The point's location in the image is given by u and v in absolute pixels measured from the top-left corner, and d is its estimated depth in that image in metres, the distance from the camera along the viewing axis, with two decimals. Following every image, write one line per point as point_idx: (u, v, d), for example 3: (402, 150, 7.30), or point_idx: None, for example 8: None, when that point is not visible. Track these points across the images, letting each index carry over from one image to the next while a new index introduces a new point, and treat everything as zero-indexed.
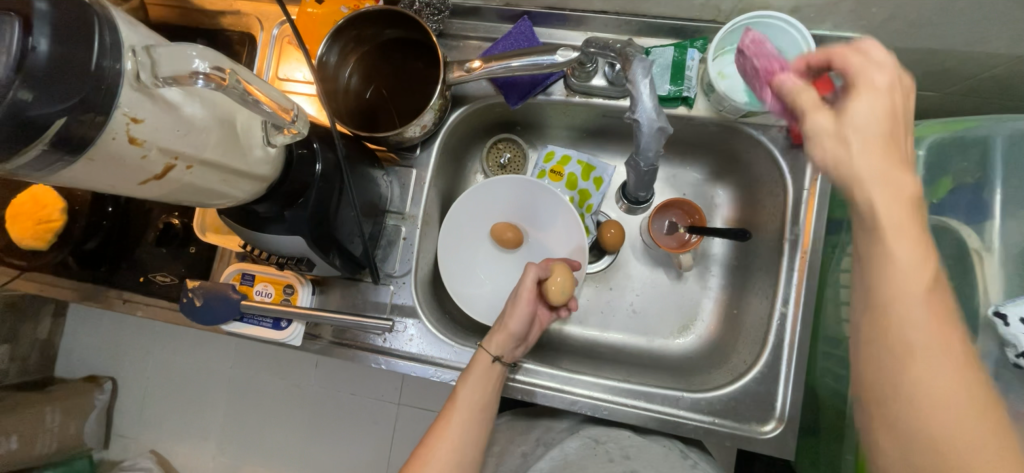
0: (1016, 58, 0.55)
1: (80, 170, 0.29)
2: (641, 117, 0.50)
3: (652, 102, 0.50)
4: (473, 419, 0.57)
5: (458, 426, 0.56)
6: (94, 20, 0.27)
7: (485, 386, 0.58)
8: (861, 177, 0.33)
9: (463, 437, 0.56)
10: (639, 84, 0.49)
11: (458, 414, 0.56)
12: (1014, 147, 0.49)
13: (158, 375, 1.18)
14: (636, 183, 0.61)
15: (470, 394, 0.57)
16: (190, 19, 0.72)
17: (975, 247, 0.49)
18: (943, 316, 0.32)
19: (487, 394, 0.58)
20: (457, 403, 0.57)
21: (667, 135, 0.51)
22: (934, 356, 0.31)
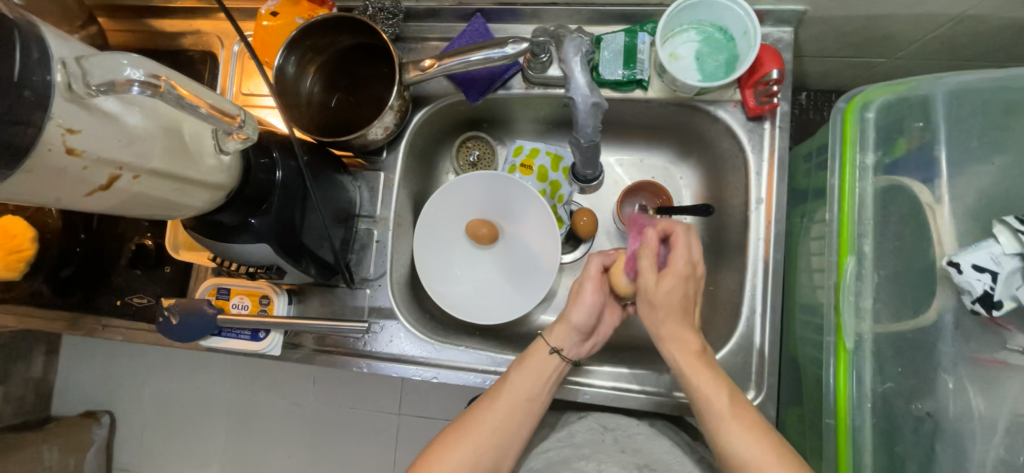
0: (955, 16, 0.56)
1: (20, 182, 0.30)
2: (575, 94, 0.56)
3: (584, 80, 0.56)
4: (520, 413, 0.54)
5: (502, 414, 0.54)
6: (18, 36, 0.28)
7: (541, 379, 0.56)
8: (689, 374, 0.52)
9: (505, 428, 0.54)
10: (571, 61, 0.56)
11: (504, 402, 0.54)
12: (954, 102, 0.51)
13: (154, 405, 1.17)
14: (582, 163, 0.65)
15: (525, 382, 0.55)
16: (152, 42, 0.73)
17: (928, 202, 0.51)
18: (702, 361, 0.52)
19: (541, 389, 0.56)
20: (507, 391, 0.55)
21: (602, 110, 0.57)
22: (713, 384, 0.51)
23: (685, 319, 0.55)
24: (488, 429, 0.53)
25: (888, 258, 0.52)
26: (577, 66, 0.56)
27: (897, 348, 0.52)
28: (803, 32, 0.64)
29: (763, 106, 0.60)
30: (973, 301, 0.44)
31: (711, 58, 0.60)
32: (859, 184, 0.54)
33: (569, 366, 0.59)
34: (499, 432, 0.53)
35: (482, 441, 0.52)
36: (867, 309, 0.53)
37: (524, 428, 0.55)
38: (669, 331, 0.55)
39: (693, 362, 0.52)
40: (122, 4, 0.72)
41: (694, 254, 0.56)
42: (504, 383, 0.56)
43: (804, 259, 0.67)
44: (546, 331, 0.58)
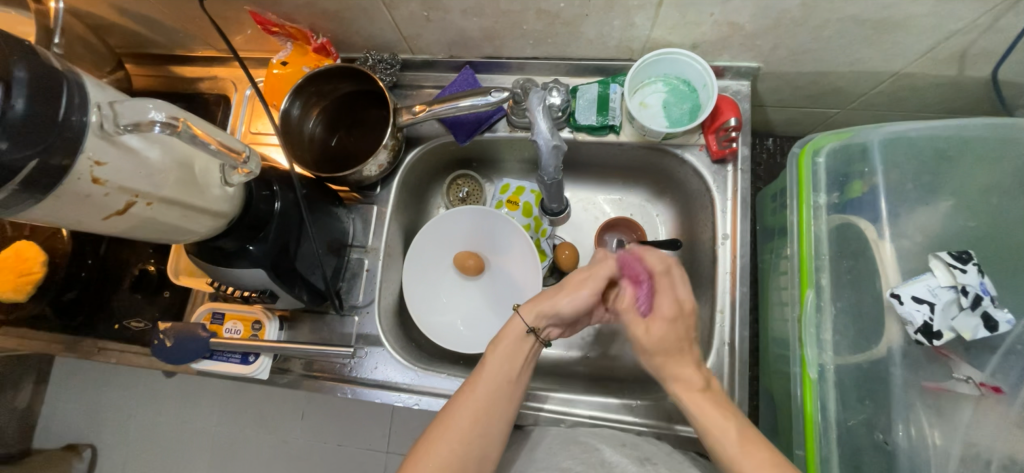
0: (893, 73, 0.63)
1: (49, 206, 0.35)
2: (538, 139, 0.61)
3: (546, 126, 0.61)
4: (501, 392, 0.54)
5: (484, 397, 0.53)
6: (64, 84, 0.33)
7: (518, 359, 0.56)
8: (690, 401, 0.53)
9: (489, 410, 0.53)
10: (536, 111, 0.60)
11: (484, 385, 0.54)
12: (889, 147, 0.56)
13: (139, 438, 1.16)
14: (548, 197, 0.70)
15: (502, 361, 0.55)
16: (174, 86, 0.80)
17: (873, 238, 0.56)
18: (706, 397, 0.53)
19: (518, 369, 0.56)
20: (485, 372, 0.55)
21: (563, 152, 0.62)
22: (706, 410, 0.52)
23: (688, 357, 0.56)
24: (472, 415, 0.52)
25: (844, 291, 0.56)
26: (540, 114, 0.61)
27: (857, 379, 0.54)
28: (761, 84, 0.70)
29: (724, 150, 0.65)
30: (916, 331, 0.49)
31: (677, 105, 0.66)
32: (815, 223, 0.58)
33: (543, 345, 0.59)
34: (483, 416, 0.52)
35: (467, 427, 0.51)
36: (829, 340, 0.55)
37: (507, 407, 0.54)
38: (670, 371, 0.55)
39: (705, 411, 0.52)
40: (149, 53, 0.80)
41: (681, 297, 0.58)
42: (482, 366, 0.55)
43: (772, 293, 0.70)
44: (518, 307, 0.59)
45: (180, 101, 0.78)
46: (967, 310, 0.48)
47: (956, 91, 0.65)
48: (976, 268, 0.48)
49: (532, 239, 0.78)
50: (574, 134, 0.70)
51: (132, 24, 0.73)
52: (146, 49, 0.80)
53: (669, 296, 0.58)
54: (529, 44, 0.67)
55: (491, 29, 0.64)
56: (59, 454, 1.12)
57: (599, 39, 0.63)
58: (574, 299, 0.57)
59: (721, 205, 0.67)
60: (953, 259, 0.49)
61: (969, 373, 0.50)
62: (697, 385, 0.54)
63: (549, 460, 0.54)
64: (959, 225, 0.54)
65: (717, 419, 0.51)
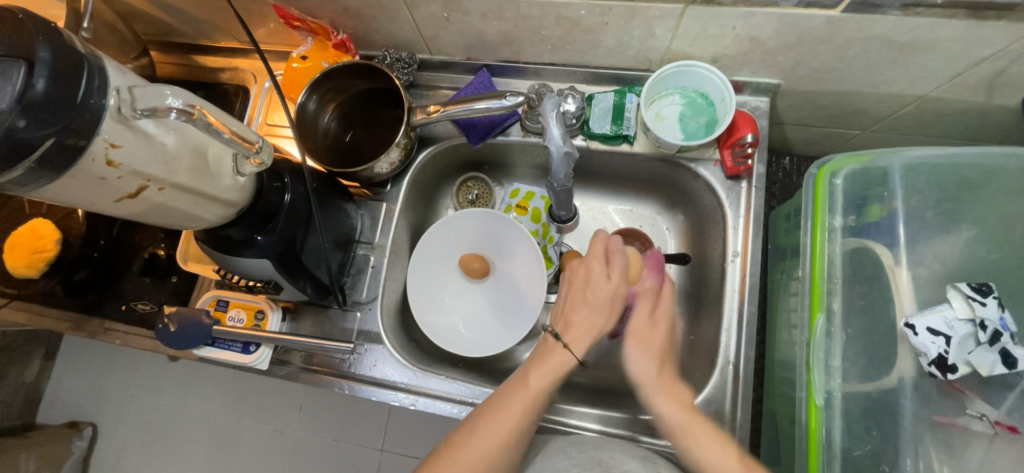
0: (918, 97, 0.62)
1: (62, 186, 0.35)
2: (550, 144, 0.61)
3: (559, 133, 0.61)
4: (535, 416, 0.52)
5: (517, 418, 0.51)
6: (84, 65, 0.34)
7: (555, 385, 0.54)
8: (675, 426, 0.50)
9: (520, 431, 0.51)
10: (547, 116, 0.61)
11: (519, 407, 0.51)
12: (910, 172, 0.55)
13: (140, 420, 1.17)
14: (557, 204, 0.70)
15: (541, 386, 0.53)
16: (193, 75, 0.81)
17: (889, 264, 0.54)
18: (691, 415, 0.51)
19: (554, 392, 0.54)
20: (524, 394, 0.52)
21: (574, 159, 0.62)
22: (701, 432, 0.49)
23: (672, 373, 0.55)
24: (501, 435, 0.50)
25: (856, 318, 0.54)
26: (553, 120, 0.61)
27: (865, 409, 0.53)
28: (780, 102, 0.69)
29: (739, 166, 0.64)
30: (929, 363, 0.48)
31: (694, 118, 0.65)
32: (830, 245, 0.57)
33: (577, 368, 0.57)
34: (511, 440, 0.50)
35: (493, 444, 0.49)
36: (838, 367, 0.54)
37: (533, 432, 0.52)
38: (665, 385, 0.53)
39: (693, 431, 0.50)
40: (173, 40, 0.82)
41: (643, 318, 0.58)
42: (520, 386, 0.53)
43: (783, 314, 0.68)
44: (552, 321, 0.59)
45: (200, 89, 0.79)
46: (983, 345, 0.46)
47: (983, 119, 0.63)
48: (996, 302, 0.47)
49: (538, 245, 0.78)
50: (588, 142, 0.70)
51: (159, 11, 0.74)
52: (171, 37, 0.81)
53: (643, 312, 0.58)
54: (547, 50, 0.66)
55: (510, 33, 0.64)
56: (61, 430, 1.13)
57: (618, 47, 0.63)
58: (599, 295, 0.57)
59: (732, 222, 0.65)
60: (972, 291, 0.48)
61: (983, 411, 0.49)
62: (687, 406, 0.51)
63: (546, 461, 0.53)
64: (980, 256, 0.52)
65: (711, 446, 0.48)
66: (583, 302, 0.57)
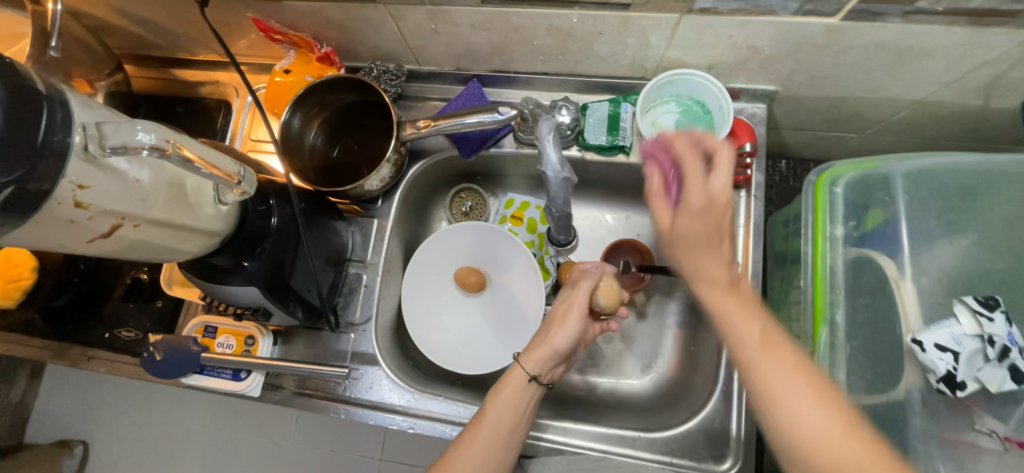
0: (916, 101, 0.61)
1: (25, 231, 0.32)
2: (549, 169, 0.60)
3: (555, 156, 0.60)
4: (498, 448, 0.54)
5: (480, 453, 0.53)
6: (44, 102, 0.31)
7: (514, 413, 0.56)
8: (723, 313, 0.41)
9: (487, 463, 0.53)
10: (543, 137, 0.60)
11: (481, 438, 0.54)
12: (912, 181, 0.54)
13: (133, 435, 1.14)
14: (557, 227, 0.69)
15: (499, 417, 0.55)
16: (170, 89, 0.79)
17: (894, 277, 0.53)
18: (729, 293, 0.42)
19: (517, 419, 0.56)
20: (483, 426, 0.54)
21: (572, 183, 0.60)
22: (775, 363, 0.37)
23: (721, 253, 0.44)
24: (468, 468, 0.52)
25: (860, 331, 0.54)
26: (549, 142, 0.60)
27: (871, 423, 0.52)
28: (777, 107, 0.68)
29: (738, 176, 0.63)
30: (938, 380, 0.47)
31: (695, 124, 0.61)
32: (831, 254, 0.56)
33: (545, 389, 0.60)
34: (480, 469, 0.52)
35: None
36: (843, 380, 0.53)
37: (504, 460, 0.54)
38: (711, 249, 0.44)
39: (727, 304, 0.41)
40: (148, 54, 0.79)
41: (714, 187, 0.44)
42: (479, 419, 0.55)
43: (784, 322, 0.67)
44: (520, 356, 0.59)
45: (178, 104, 0.76)
46: (992, 361, 0.46)
47: (981, 122, 0.62)
48: (1003, 317, 0.47)
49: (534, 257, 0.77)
50: (583, 153, 0.68)
51: (132, 26, 0.71)
52: (146, 50, 0.78)
53: (698, 187, 0.44)
54: (539, 59, 0.64)
55: (500, 43, 0.62)
56: (50, 450, 1.09)
57: (612, 56, 0.61)
58: (559, 347, 0.59)
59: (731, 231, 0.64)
60: (979, 306, 0.47)
61: (992, 427, 0.48)
62: (723, 279, 0.42)
63: None
64: (983, 266, 0.52)
65: (740, 317, 0.41)
66: (550, 339, 0.60)
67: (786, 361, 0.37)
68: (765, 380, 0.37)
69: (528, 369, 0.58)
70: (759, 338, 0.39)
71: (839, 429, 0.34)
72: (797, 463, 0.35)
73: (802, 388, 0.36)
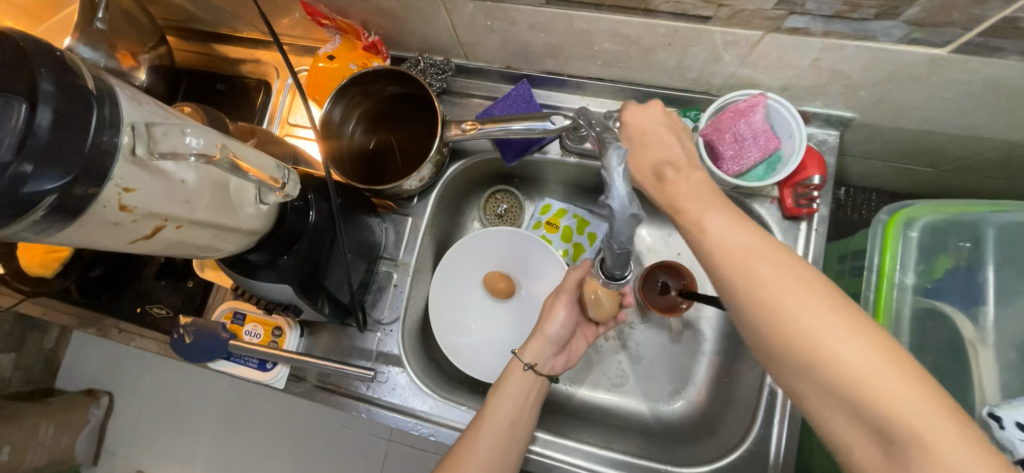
0: (1011, 143, 0.55)
1: (72, 233, 0.31)
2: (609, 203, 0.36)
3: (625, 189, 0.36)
4: (505, 442, 0.54)
5: (490, 448, 0.53)
6: (94, 100, 0.29)
7: (516, 403, 0.57)
8: (720, 233, 0.39)
9: (496, 456, 0.53)
10: (612, 169, 0.36)
11: (489, 433, 0.54)
12: (1003, 235, 0.50)
13: (155, 390, 1.06)
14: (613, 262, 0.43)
15: (503, 411, 0.55)
16: (213, 66, 0.77)
17: (970, 338, 0.49)
18: (736, 217, 0.40)
19: (522, 414, 0.57)
20: (488, 422, 0.54)
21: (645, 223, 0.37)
22: (770, 256, 0.36)
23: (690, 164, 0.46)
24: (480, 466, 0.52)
25: None
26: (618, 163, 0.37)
27: None
28: (849, 135, 0.63)
29: (801, 208, 0.58)
30: None
31: (758, 152, 0.57)
32: (898, 303, 0.52)
33: (547, 382, 0.60)
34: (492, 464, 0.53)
35: None
36: None
37: (512, 451, 0.55)
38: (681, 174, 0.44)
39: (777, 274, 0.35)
40: (191, 28, 0.77)
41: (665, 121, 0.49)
42: (484, 415, 0.55)
43: None
44: (518, 349, 0.60)
45: (219, 82, 0.75)
46: None
47: None
48: None
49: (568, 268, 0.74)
50: None
51: None
52: (190, 24, 0.76)
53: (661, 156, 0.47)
54: (596, 65, 0.60)
55: (557, 45, 0.58)
56: (79, 398, 1.02)
57: (677, 68, 0.56)
58: (552, 337, 0.60)
59: None
60: None
61: None
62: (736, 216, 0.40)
63: None
64: None
65: (794, 289, 0.34)
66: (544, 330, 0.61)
67: (774, 258, 0.36)
68: (826, 344, 0.32)
69: (526, 359, 0.59)
70: (818, 304, 0.34)
71: (906, 383, 0.31)
72: (823, 384, 0.33)
73: (808, 299, 0.34)
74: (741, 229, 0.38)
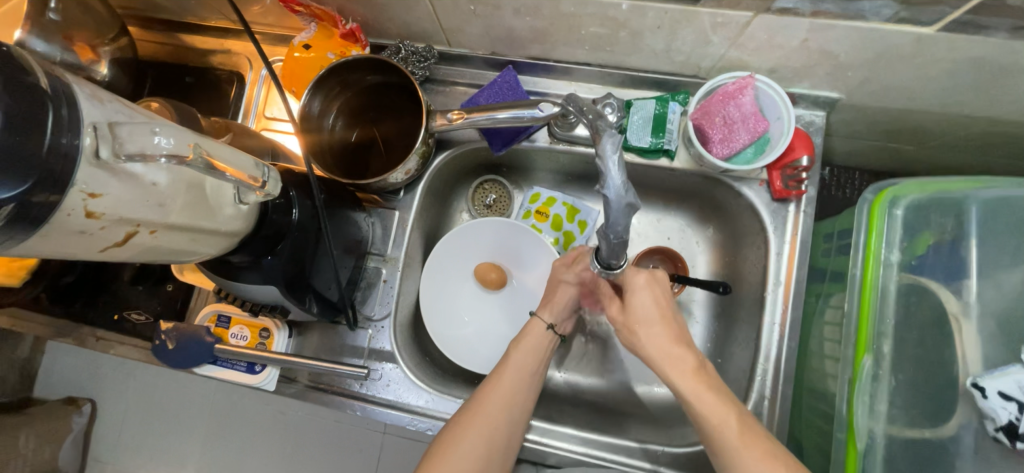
0: (990, 120, 0.56)
1: (32, 244, 0.29)
2: (607, 192, 0.35)
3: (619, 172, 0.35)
4: (525, 389, 0.55)
5: (510, 394, 0.54)
6: (49, 99, 0.27)
7: (536, 354, 0.58)
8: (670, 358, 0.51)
9: (518, 398, 0.55)
10: (607, 160, 0.35)
11: (510, 379, 0.55)
12: (986, 211, 0.51)
13: (140, 399, 1.02)
14: (606, 251, 0.42)
15: (522, 359, 0.57)
16: (180, 58, 0.73)
17: (955, 312, 0.51)
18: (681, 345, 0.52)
19: (541, 363, 0.58)
20: (510, 369, 0.56)
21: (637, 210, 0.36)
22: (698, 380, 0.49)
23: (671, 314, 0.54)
24: (501, 408, 0.54)
25: (906, 364, 0.52)
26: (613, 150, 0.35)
27: (913, 460, 0.51)
28: (835, 115, 0.63)
29: (789, 190, 0.59)
30: (997, 429, 0.46)
31: (747, 135, 0.57)
32: (883, 279, 0.53)
33: (559, 340, 0.61)
34: (513, 406, 0.54)
35: (496, 418, 0.53)
36: (883, 411, 0.52)
37: (532, 395, 0.56)
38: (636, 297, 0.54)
39: (677, 370, 0.50)
40: (155, 17, 0.73)
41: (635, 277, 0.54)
42: (504, 362, 0.57)
43: (816, 343, 0.63)
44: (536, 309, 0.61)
45: (188, 75, 0.71)
46: None
47: None
48: None
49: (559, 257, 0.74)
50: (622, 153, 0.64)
51: None
52: (153, 13, 0.72)
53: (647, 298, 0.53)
54: (583, 49, 0.59)
55: (544, 30, 0.56)
56: (57, 406, 0.97)
57: (666, 52, 0.56)
58: (568, 297, 0.61)
59: (775, 246, 0.61)
60: None
61: None
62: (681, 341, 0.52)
63: None
64: None
65: (715, 407, 0.48)
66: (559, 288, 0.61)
67: (707, 385, 0.49)
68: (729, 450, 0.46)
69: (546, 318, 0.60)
70: (725, 416, 0.48)
71: None
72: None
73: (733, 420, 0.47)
74: (673, 341, 0.52)
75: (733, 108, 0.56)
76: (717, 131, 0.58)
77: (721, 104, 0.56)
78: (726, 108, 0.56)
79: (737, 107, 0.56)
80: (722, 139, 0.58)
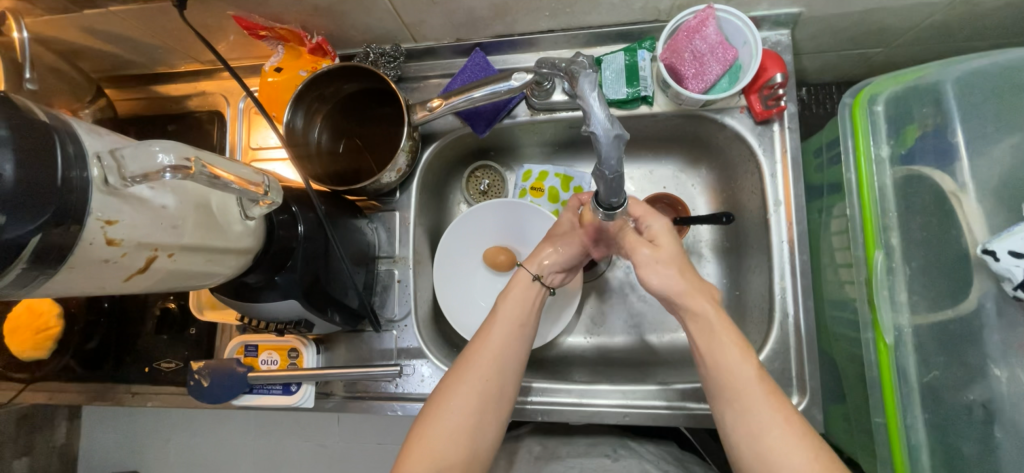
0: (948, 3, 0.57)
1: (61, 279, 0.31)
2: (594, 129, 0.36)
3: (599, 105, 0.36)
4: (515, 341, 0.55)
5: (501, 347, 0.54)
6: (55, 136, 0.29)
7: (524, 306, 0.57)
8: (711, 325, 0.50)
9: (508, 351, 0.54)
10: (587, 98, 0.37)
11: (497, 331, 0.55)
12: (962, 87, 0.52)
13: (184, 457, 1.03)
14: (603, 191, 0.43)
15: (510, 311, 0.57)
16: (158, 108, 0.75)
17: (952, 190, 0.51)
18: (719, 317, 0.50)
19: (528, 317, 0.57)
20: (499, 322, 0.56)
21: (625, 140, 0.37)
22: (723, 347, 0.49)
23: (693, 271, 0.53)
24: (492, 360, 0.53)
25: (917, 252, 0.53)
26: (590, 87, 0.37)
27: (940, 339, 0.52)
28: (800, 32, 0.64)
29: (770, 110, 0.60)
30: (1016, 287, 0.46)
31: (719, 66, 0.58)
32: (877, 176, 0.54)
33: (548, 292, 0.61)
34: (503, 358, 0.54)
35: (488, 370, 0.53)
36: (904, 302, 0.53)
37: (522, 348, 0.56)
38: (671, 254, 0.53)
39: (717, 339, 0.49)
40: (127, 74, 0.74)
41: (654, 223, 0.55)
42: (491, 315, 0.57)
43: (828, 255, 0.64)
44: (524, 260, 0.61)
45: (169, 123, 0.73)
46: None
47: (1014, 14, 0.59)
48: None
49: None
50: None
51: (104, 44, 0.66)
52: (123, 70, 0.73)
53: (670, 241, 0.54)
54: (544, 17, 0.60)
55: (502, 5, 0.58)
56: None
57: (623, 1, 0.57)
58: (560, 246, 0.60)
59: (768, 168, 0.62)
60: None
61: None
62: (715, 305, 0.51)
63: None
64: None
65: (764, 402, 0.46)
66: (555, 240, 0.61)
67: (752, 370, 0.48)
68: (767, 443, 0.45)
69: (532, 270, 0.60)
70: (771, 413, 0.45)
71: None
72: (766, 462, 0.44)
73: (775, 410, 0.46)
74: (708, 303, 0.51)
75: (700, 41, 0.57)
76: (690, 67, 0.59)
77: (688, 39, 0.57)
78: (693, 43, 0.57)
79: (704, 40, 0.57)
80: (696, 76, 0.59)
